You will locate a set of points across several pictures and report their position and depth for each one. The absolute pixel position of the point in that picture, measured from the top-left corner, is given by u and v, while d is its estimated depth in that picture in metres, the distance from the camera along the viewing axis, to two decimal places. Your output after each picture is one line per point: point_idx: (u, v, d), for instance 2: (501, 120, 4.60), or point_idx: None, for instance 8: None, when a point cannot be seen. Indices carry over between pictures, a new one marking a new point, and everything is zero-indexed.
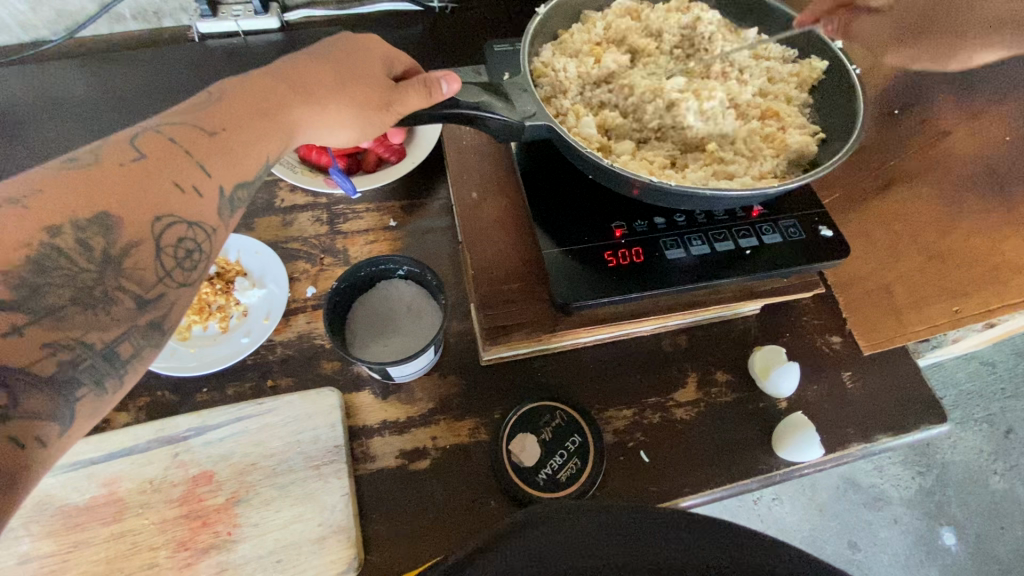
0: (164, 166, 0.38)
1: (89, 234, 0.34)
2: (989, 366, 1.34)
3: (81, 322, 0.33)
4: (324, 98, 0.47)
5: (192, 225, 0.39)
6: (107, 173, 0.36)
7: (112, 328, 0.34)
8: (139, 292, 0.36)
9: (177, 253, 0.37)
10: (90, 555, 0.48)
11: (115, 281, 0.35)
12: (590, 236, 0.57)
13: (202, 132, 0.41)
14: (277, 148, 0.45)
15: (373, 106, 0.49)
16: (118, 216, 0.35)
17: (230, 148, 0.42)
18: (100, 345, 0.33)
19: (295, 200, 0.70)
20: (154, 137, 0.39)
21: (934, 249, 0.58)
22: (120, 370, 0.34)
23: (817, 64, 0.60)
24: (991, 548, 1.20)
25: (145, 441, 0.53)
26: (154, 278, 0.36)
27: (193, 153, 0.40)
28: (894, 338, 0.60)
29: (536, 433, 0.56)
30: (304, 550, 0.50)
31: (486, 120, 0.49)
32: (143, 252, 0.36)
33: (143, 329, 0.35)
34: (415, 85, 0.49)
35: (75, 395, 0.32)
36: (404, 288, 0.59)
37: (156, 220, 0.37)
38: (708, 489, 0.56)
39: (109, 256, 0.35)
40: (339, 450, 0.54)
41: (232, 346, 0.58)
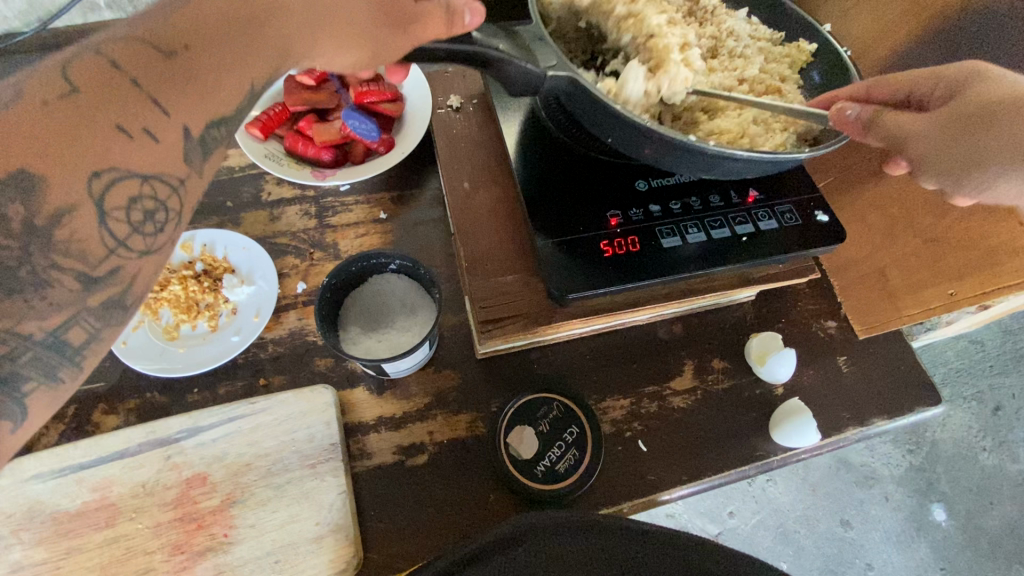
0: (104, 102, 0.32)
1: (5, 200, 0.29)
2: (977, 345, 1.35)
3: (8, 311, 0.29)
4: (319, 12, 0.41)
5: (148, 180, 0.34)
6: (27, 119, 0.30)
7: (54, 315, 0.31)
8: (84, 269, 0.32)
9: (131, 216, 0.34)
10: (83, 561, 0.48)
11: (46, 259, 0.31)
12: (585, 227, 0.57)
13: (157, 53, 0.34)
14: (259, 72, 0.39)
15: (378, 25, 0.43)
16: (41, 172, 0.30)
17: (196, 76, 0.36)
18: (39, 334, 0.31)
19: (283, 194, 0.68)
20: (93, 60, 0.33)
21: (929, 233, 0.58)
22: (73, 359, 0.32)
23: (806, 47, 0.59)
24: (979, 522, 1.22)
25: (136, 444, 0.52)
26: (103, 251, 0.33)
27: (142, 83, 0.34)
28: (890, 320, 0.61)
29: (533, 425, 0.55)
30: (302, 551, 0.49)
31: (504, 65, 0.44)
32: (81, 219, 0.32)
33: (94, 311, 0.33)
34: (434, 13, 0.44)
35: (22, 392, 0.30)
36: (397, 282, 0.58)
37: (95, 177, 0.32)
38: (705, 476, 0.56)
39: (33, 226, 0.30)
40: (335, 448, 0.53)
41: (221, 345, 0.57)
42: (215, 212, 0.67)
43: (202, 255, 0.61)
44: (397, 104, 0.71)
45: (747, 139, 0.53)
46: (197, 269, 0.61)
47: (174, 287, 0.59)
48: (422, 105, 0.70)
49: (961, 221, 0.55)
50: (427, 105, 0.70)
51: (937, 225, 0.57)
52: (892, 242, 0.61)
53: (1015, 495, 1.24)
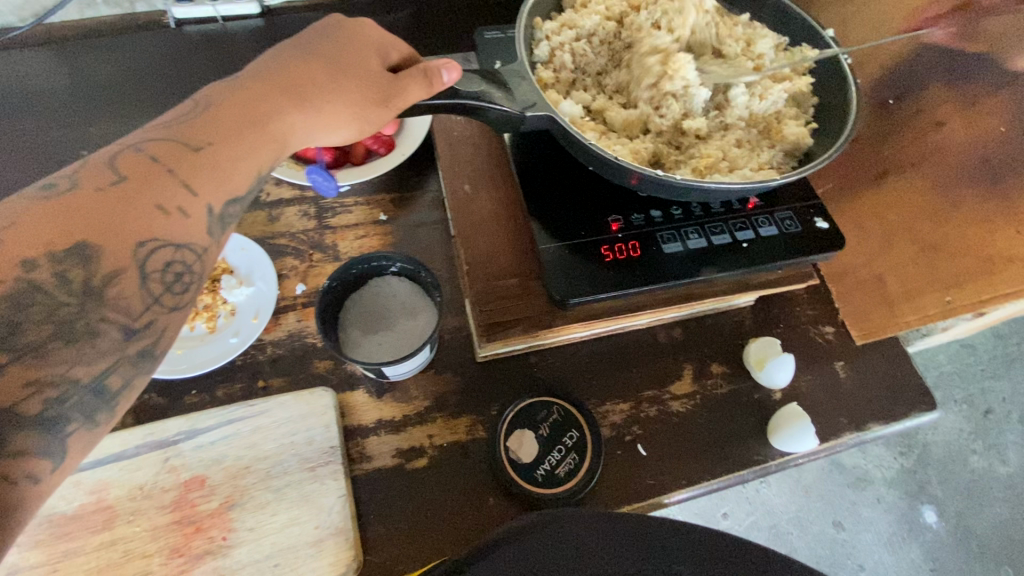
0: (145, 187, 0.36)
1: (67, 266, 0.32)
2: (969, 349, 1.37)
3: (64, 356, 0.32)
4: (319, 99, 0.45)
5: (180, 248, 0.36)
6: (84, 202, 0.34)
7: (98, 362, 0.33)
8: (126, 322, 0.34)
9: (164, 278, 0.36)
10: (80, 565, 0.47)
11: (97, 313, 0.33)
12: (587, 231, 0.57)
13: (186, 148, 0.39)
14: (269, 158, 0.42)
15: (371, 103, 0.46)
16: (97, 244, 0.33)
17: (218, 164, 0.39)
18: (86, 379, 0.32)
19: (282, 194, 0.68)
20: (134, 156, 0.37)
21: (926, 241, 0.59)
22: (111, 404, 0.34)
23: (809, 52, 0.58)
24: (969, 524, 1.24)
25: (133, 446, 0.52)
26: (141, 305, 0.35)
27: (177, 171, 0.38)
28: (887, 328, 0.59)
29: (533, 429, 0.55)
30: (302, 554, 0.49)
31: (486, 112, 0.48)
32: (127, 280, 0.34)
33: (132, 359, 0.34)
34: (414, 77, 0.46)
35: (65, 431, 0.32)
36: (397, 284, 0.58)
37: (138, 246, 0.35)
38: (704, 480, 0.56)
39: (90, 287, 0.33)
40: (335, 451, 0.53)
41: (220, 346, 0.57)
42: None
43: None
44: None
45: (727, 162, 0.55)
46: None
47: None
48: None
49: None
50: None
51: (933, 233, 0.59)
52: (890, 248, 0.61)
53: (1006, 497, 1.26)
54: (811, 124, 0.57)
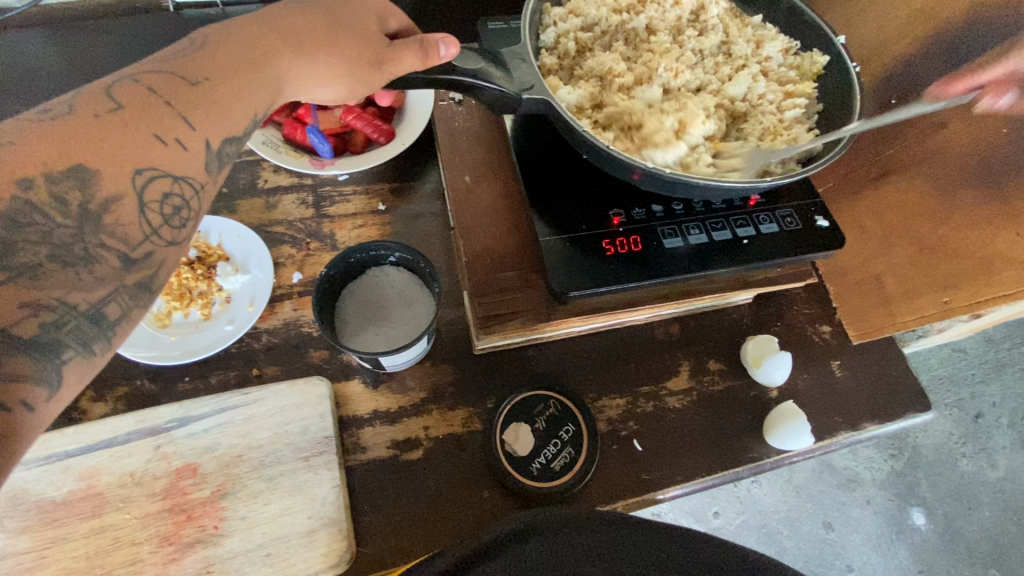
0: (142, 118, 0.36)
1: (64, 187, 0.32)
2: (961, 353, 1.38)
3: (59, 281, 0.31)
4: (313, 49, 0.45)
5: (178, 181, 0.37)
6: (81, 125, 0.34)
7: (97, 288, 0.32)
8: (125, 251, 0.34)
9: (163, 211, 0.36)
10: (69, 551, 0.47)
11: (96, 239, 0.33)
12: (588, 224, 0.56)
13: (183, 82, 0.38)
14: (264, 101, 0.42)
15: (365, 63, 0.47)
16: (96, 167, 0.33)
17: (215, 99, 0.39)
18: (84, 306, 0.32)
19: (280, 181, 0.67)
20: (132, 87, 0.37)
21: (926, 241, 0.58)
22: (109, 333, 0.33)
23: (818, 59, 0.58)
24: (957, 526, 1.25)
25: (124, 433, 0.51)
26: (140, 235, 0.35)
27: (174, 104, 0.37)
28: (884, 326, 0.61)
29: (529, 422, 0.55)
30: (294, 544, 0.49)
31: (482, 91, 0.48)
32: (125, 208, 0.34)
33: (130, 290, 0.34)
34: (411, 46, 0.46)
35: (61, 357, 0.30)
36: (395, 275, 0.58)
37: (137, 173, 0.35)
38: (699, 477, 0.56)
39: (87, 210, 0.33)
40: (329, 440, 0.53)
41: (214, 334, 0.56)
42: None
43: (196, 242, 0.60)
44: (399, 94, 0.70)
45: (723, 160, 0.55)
46: (190, 256, 0.59)
47: None
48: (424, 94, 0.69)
49: (958, 229, 0.56)
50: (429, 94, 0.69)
51: (933, 234, 0.58)
52: (888, 248, 0.62)
53: (993, 501, 1.27)
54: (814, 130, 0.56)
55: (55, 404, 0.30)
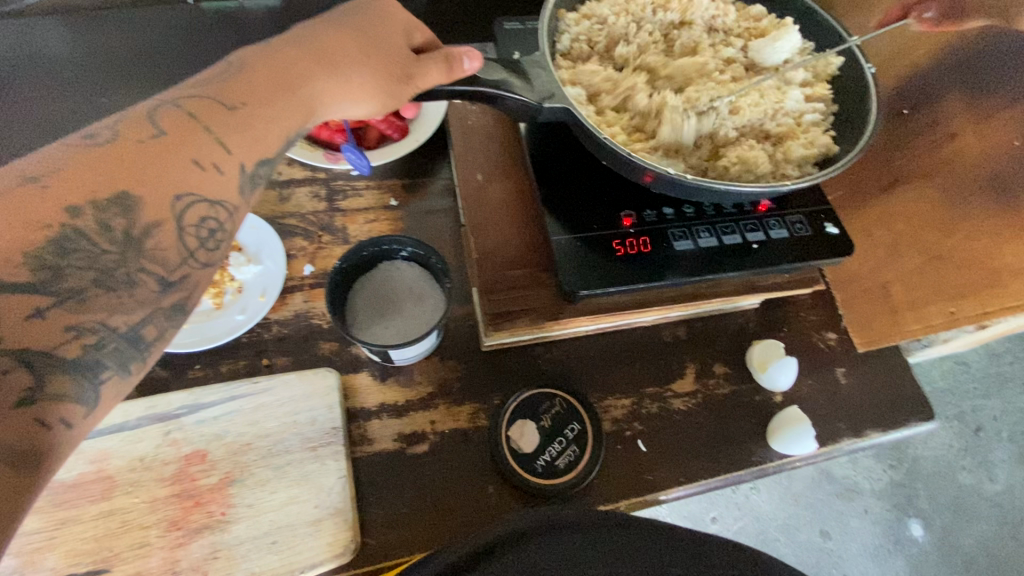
0: (183, 142, 0.36)
1: (109, 213, 0.33)
2: (963, 366, 1.38)
3: (102, 304, 0.32)
4: (347, 70, 0.45)
5: (214, 204, 0.37)
6: (124, 152, 0.34)
7: (136, 311, 0.33)
8: (162, 274, 0.34)
9: (199, 233, 0.36)
10: (77, 533, 0.47)
11: (137, 263, 0.33)
12: (600, 225, 0.57)
13: (221, 106, 0.39)
14: (299, 123, 0.42)
15: (394, 79, 0.47)
16: (136, 194, 0.34)
17: (251, 123, 0.39)
18: (124, 327, 0.32)
19: (293, 174, 0.68)
20: (172, 112, 0.37)
21: (935, 250, 0.59)
22: (145, 354, 0.33)
23: (833, 60, 0.58)
24: (954, 539, 1.25)
25: (136, 418, 0.51)
26: (178, 259, 0.35)
27: (213, 128, 0.38)
28: (890, 335, 0.62)
29: (535, 420, 0.56)
30: (300, 533, 0.49)
31: (504, 100, 0.49)
32: (165, 232, 0.34)
33: (167, 312, 0.34)
34: (436, 61, 0.47)
35: (100, 378, 0.31)
36: (406, 269, 0.58)
37: (176, 199, 0.35)
38: (703, 478, 0.56)
39: (130, 236, 0.33)
40: (337, 432, 0.53)
41: (225, 323, 0.57)
42: None
43: None
44: None
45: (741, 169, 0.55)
46: None
47: None
48: None
49: (966, 239, 0.56)
50: None
51: (942, 243, 0.58)
52: (896, 257, 0.62)
53: (991, 514, 1.27)
54: (830, 133, 0.57)
55: (91, 421, 0.31)
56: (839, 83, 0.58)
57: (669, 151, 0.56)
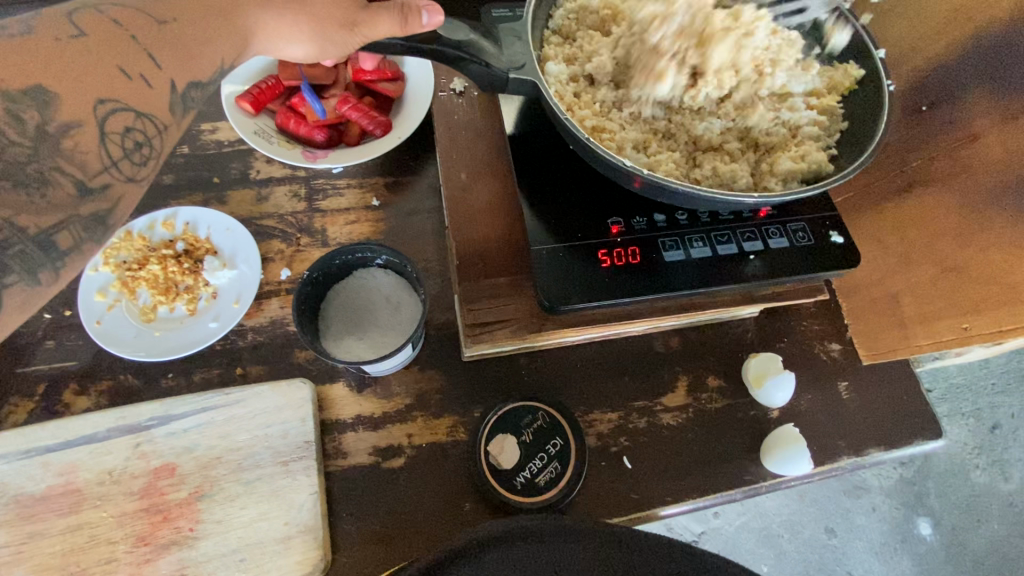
0: (107, 47, 0.38)
1: (23, 107, 0.35)
2: (982, 362, 1.32)
3: (10, 202, 0.34)
4: (281, 5, 0.45)
5: (141, 117, 0.39)
6: (48, 52, 0.37)
7: (48, 214, 0.35)
8: (81, 178, 0.37)
9: (123, 144, 0.39)
10: (45, 547, 0.47)
11: (52, 162, 0.36)
12: (585, 233, 0.53)
13: (149, 19, 0.40)
14: (234, 50, 0.44)
15: (336, 24, 0.46)
16: (55, 91, 0.36)
17: (183, 43, 0.41)
18: (34, 230, 0.34)
19: (272, 172, 0.65)
20: (94, 16, 0.39)
21: (950, 262, 0.55)
22: (55, 262, 0.35)
23: (853, 72, 0.53)
24: (964, 539, 1.21)
25: (105, 430, 0.51)
26: (99, 165, 0.38)
27: (141, 39, 0.40)
28: (897, 349, 0.58)
29: (515, 434, 0.53)
30: (269, 550, 0.48)
31: (467, 64, 0.45)
32: (85, 135, 0.37)
33: (84, 220, 0.37)
34: (390, 10, 0.44)
35: (4, 282, 0.34)
36: (382, 277, 0.56)
37: (99, 104, 0.37)
38: (691, 498, 0.54)
39: (44, 132, 0.36)
40: (309, 446, 0.52)
41: (198, 331, 0.55)
42: (202, 187, 0.64)
43: (183, 233, 0.59)
44: (398, 84, 0.68)
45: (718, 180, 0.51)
46: (177, 248, 0.59)
47: (152, 265, 0.57)
48: (423, 90, 0.66)
49: None
50: (428, 91, 0.66)
51: (958, 254, 0.55)
52: (908, 266, 0.58)
53: (1004, 514, 1.23)
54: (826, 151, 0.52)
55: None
56: (855, 96, 0.53)
57: (640, 145, 0.53)
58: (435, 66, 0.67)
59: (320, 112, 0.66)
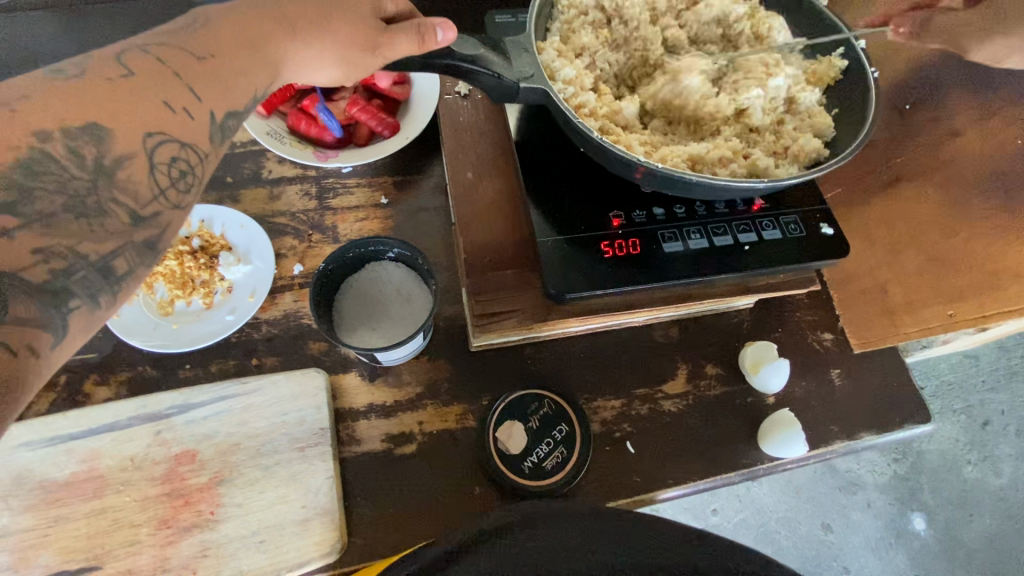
0: (152, 83, 0.40)
1: (80, 143, 0.36)
2: (972, 360, 1.35)
3: (72, 230, 0.34)
4: (309, 35, 0.48)
5: (185, 146, 0.40)
6: (96, 88, 0.38)
7: (107, 241, 0.35)
8: (134, 208, 0.37)
9: (170, 172, 0.39)
10: (71, 531, 0.48)
11: (108, 194, 0.36)
12: (588, 226, 0.56)
13: (191, 56, 0.42)
14: (265, 80, 0.46)
15: (359, 48, 0.49)
16: (109, 127, 0.37)
17: (219, 74, 0.43)
18: (94, 257, 0.34)
19: (284, 172, 0.67)
20: (141, 56, 0.41)
21: (932, 252, 0.59)
22: (114, 287, 0.35)
23: (835, 63, 0.56)
24: (958, 533, 1.24)
25: (126, 418, 0.52)
26: (149, 194, 0.38)
27: (182, 74, 0.41)
28: (888, 337, 0.59)
29: (523, 421, 0.56)
30: (287, 532, 0.50)
31: (479, 76, 0.48)
32: (136, 165, 0.38)
33: (137, 246, 0.37)
34: (407, 30, 0.47)
35: (68, 307, 0.33)
36: (393, 270, 0.58)
37: (148, 137, 0.39)
38: (691, 480, 0.56)
39: (101, 165, 0.36)
40: (325, 432, 0.53)
41: (215, 323, 0.57)
42: (216, 186, 0.66)
43: (199, 230, 0.61)
44: (404, 87, 0.70)
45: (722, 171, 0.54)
46: (194, 244, 0.61)
47: (169, 261, 0.59)
48: (428, 89, 0.69)
49: None
50: (434, 90, 0.69)
51: (942, 244, 0.59)
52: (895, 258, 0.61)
53: (995, 509, 1.26)
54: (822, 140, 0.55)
55: (61, 354, 0.33)
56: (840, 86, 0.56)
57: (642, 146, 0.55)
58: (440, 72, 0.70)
59: (337, 130, 0.68)
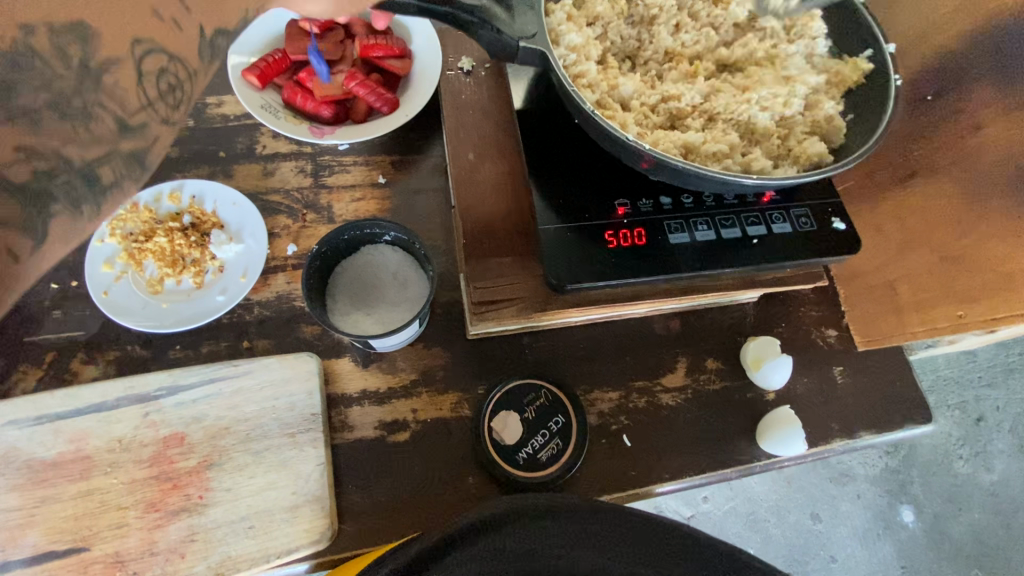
0: None
1: (67, 40, 0.29)
2: (969, 355, 1.35)
3: (56, 130, 0.31)
4: None
5: (175, 59, 0.32)
6: None
7: (92, 148, 0.32)
8: (121, 114, 0.32)
9: (159, 87, 0.32)
10: (57, 511, 0.48)
11: (92, 96, 0.31)
12: (593, 213, 0.54)
13: None
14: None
15: None
16: (97, 26, 0.30)
17: None
18: (79, 162, 0.32)
19: (278, 148, 0.65)
20: None
21: (948, 250, 0.56)
22: (98, 200, 0.33)
23: (862, 66, 0.53)
24: (945, 526, 1.25)
25: (113, 399, 0.51)
26: (138, 103, 0.32)
27: None
28: (891, 335, 0.60)
29: (518, 411, 0.55)
30: (277, 518, 0.49)
31: (478, 30, 0.45)
32: (125, 72, 0.31)
33: (125, 157, 0.33)
34: None
35: (50, 210, 0.32)
36: (390, 254, 0.56)
37: (137, 42, 0.31)
38: (687, 475, 0.55)
39: (87, 65, 0.30)
40: (316, 418, 0.52)
41: (205, 303, 0.56)
42: (208, 161, 0.64)
43: (190, 207, 0.59)
44: (404, 62, 0.67)
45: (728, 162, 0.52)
46: (184, 222, 0.59)
47: (160, 239, 0.57)
48: (431, 67, 0.66)
49: (981, 239, 0.53)
50: (436, 68, 0.66)
51: (955, 243, 0.55)
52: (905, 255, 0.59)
53: (984, 503, 1.27)
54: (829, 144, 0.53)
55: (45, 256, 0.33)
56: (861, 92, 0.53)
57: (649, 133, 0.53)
58: (443, 48, 0.67)
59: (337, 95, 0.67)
